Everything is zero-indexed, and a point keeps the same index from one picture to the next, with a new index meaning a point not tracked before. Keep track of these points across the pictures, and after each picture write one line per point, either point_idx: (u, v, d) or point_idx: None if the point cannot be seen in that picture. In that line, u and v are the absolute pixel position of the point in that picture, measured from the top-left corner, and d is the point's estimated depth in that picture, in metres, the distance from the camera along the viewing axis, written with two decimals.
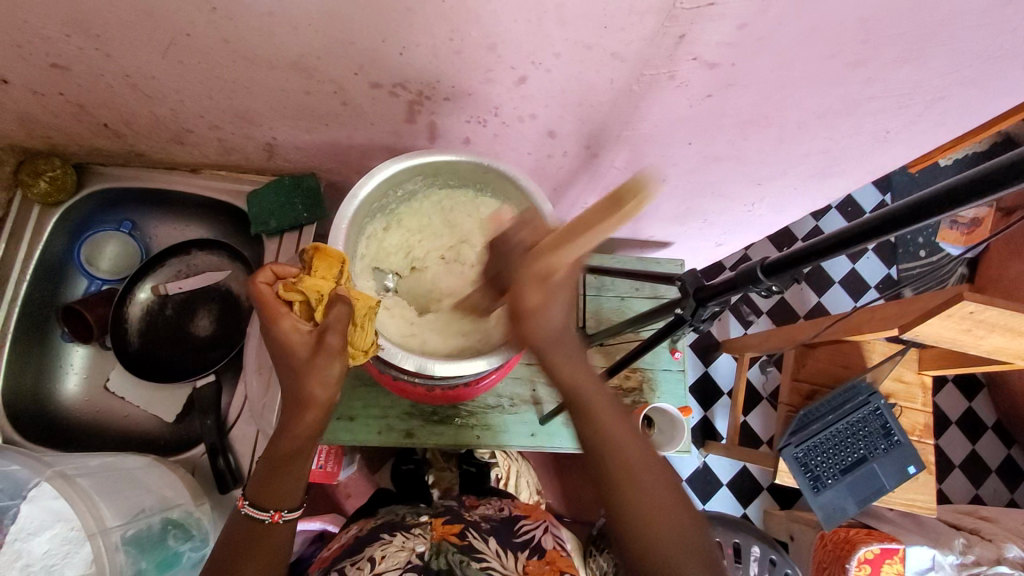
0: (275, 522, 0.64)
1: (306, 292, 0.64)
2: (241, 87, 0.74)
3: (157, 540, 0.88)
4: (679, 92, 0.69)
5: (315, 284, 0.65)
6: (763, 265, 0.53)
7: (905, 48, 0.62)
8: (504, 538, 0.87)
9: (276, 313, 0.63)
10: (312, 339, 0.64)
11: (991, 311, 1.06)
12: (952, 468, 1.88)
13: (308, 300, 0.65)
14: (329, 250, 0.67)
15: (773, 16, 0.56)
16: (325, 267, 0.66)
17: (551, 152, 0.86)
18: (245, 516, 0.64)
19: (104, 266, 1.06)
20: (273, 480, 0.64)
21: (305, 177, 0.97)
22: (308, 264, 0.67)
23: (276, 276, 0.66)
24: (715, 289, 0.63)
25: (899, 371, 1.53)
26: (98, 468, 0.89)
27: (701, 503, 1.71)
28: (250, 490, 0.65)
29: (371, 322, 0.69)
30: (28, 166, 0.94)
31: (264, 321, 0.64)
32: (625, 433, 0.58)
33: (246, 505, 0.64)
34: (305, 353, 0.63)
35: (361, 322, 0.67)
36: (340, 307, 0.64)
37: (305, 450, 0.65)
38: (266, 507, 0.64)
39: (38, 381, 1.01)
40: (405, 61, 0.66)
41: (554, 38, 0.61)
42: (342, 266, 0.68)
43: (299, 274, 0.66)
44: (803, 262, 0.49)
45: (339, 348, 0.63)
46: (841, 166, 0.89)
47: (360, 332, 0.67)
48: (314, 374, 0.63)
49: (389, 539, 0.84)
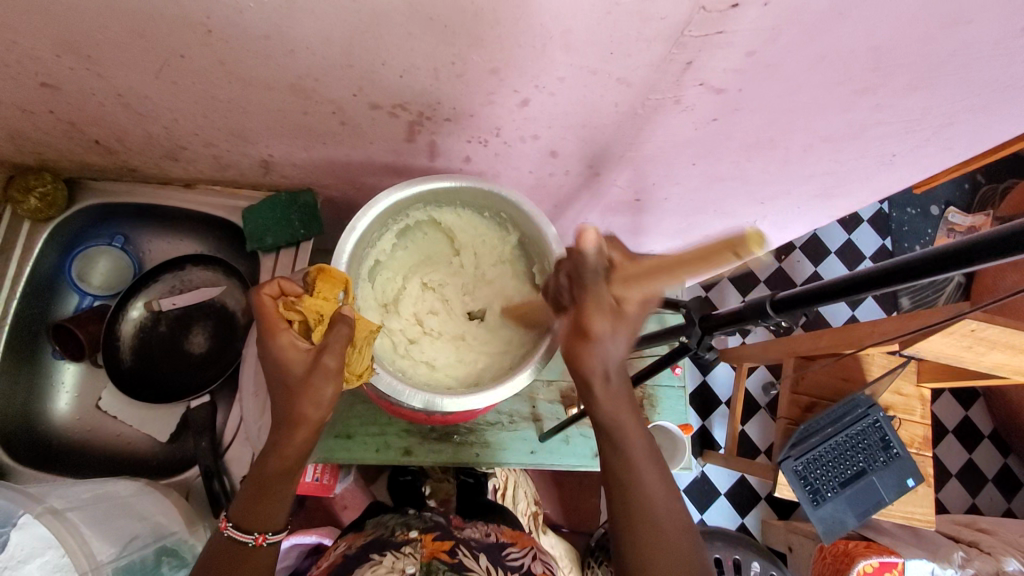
0: (259, 546, 0.61)
1: (308, 309, 0.62)
2: (238, 106, 0.73)
3: (150, 569, 0.86)
4: (685, 116, 0.68)
5: (317, 305, 0.62)
6: (773, 300, 0.53)
7: (914, 76, 0.61)
8: (495, 557, 0.86)
9: (275, 326, 0.60)
10: (309, 357, 0.60)
11: (993, 329, 1.05)
12: (948, 477, 1.88)
13: (307, 320, 0.62)
14: (332, 272, 0.66)
15: (783, 44, 0.55)
16: (330, 288, 0.65)
17: (553, 171, 0.85)
18: (228, 538, 0.61)
19: (96, 281, 1.04)
20: (256, 504, 0.61)
21: (301, 193, 0.96)
22: (311, 285, 0.65)
23: (281, 291, 0.64)
24: (722, 320, 0.61)
25: (897, 383, 1.53)
26: (89, 500, 0.86)
27: (699, 513, 1.71)
28: (233, 511, 0.62)
29: (369, 347, 0.67)
30: (18, 181, 0.92)
31: (261, 333, 0.61)
32: (654, 474, 0.59)
33: (229, 527, 0.61)
34: (299, 371, 0.59)
35: (359, 344, 0.65)
36: (341, 329, 0.60)
37: (296, 469, 0.62)
38: (251, 529, 0.61)
39: (29, 400, 0.99)
40: (407, 83, 0.65)
41: (559, 63, 0.59)
42: (344, 288, 0.67)
43: (302, 292, 0.64)
44: (813, 302, 0.49)
45: (336, 369, 0.59)
46: (846, 186, 0.88)
47: (357, 356, 0.65)
48: (306, 393, 0.58)
49: (378, 560, 0.82)
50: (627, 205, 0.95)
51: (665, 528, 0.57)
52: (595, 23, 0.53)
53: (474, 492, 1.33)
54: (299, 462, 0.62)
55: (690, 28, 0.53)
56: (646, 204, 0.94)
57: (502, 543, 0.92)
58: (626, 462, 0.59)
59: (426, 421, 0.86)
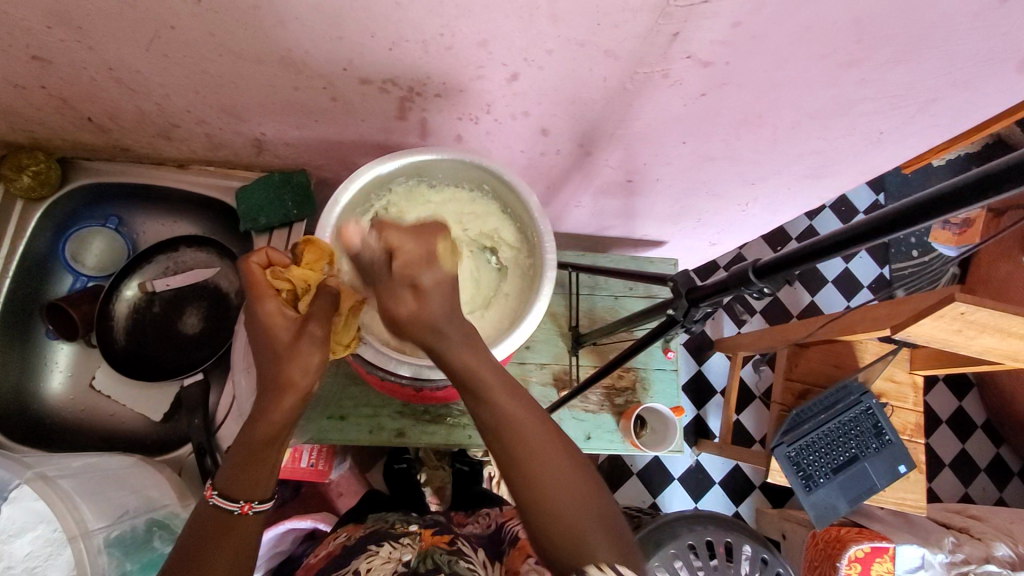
0: (245, 514, 0.61)
1: (295, 278, 0.63)
2: (229, 82, 0.73)
3: (140, 542, 0.86)
4: (674, 91, 0.68)
5: (304, 275, 0.64)
6: (756, 267, 0.53)
7: (898, 49, 0.61)
8: (492, 551, 0.87)
9: (262, 294, 0.61)
10: (295, 325, 0.61)
11: (983, 312, 1.06)
12: (941, 467, 1.89)
13: (295, 290, 0.63)
14: (319, 241, 0.67)
15: (768, 14, 0.55)
16: (317, 259, 0.66)
17: (544, 150, 0.85)
18: (212, 507, 0.61)
19: (89, 262, 1.04)
20: (244, 470, 0.61)
21: (294, 174, 0.96)
22: (298, 256, 0.66)
23: (269, 261, 0.64)
24: (707, 290, 0.62)
25: (890, 370, 1.53)
26: (79, 469, 0.87)
27: (693, 501, 1.71)
28: (217, 480, 0.63)
29: (355, 318, 0.69)
30: (11, 159, 0.93)
31: (249, 301, 0.61)
32: (527, 412, 0.57)
33: (215, 497, 0.61)
34: (286, 338, 0.60)
35: (345, 313, 0.66)
36: (324, 299, 0.62)
37: (278, 440, 0.62)
38: (238, 498, 0.61)
39: (23, 379, 1.00)
40: (397, 57, 0.65)
41: (546, 35, 0.60)
42: (331, 260, 0.68)
43: (289, 262, 0.65)
44: (797, 264, 0.49)
45: (322, 337, 0.60)
46: (836, 166, 0.88)
47: (342, 326, 0.66)
48: (294, 359, 0.59)
49: (375, 551, 0.81)
50: (619, 186, 0.95)
51: (542, 475, 0.54)
52: None
53: (469, 478, 1.33)
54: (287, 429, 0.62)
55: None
56: (638, 185, 0.94)
57: (501, 524, 0.94)
58: (504, 413, 0.56)
59: (417, 398, 0.87)
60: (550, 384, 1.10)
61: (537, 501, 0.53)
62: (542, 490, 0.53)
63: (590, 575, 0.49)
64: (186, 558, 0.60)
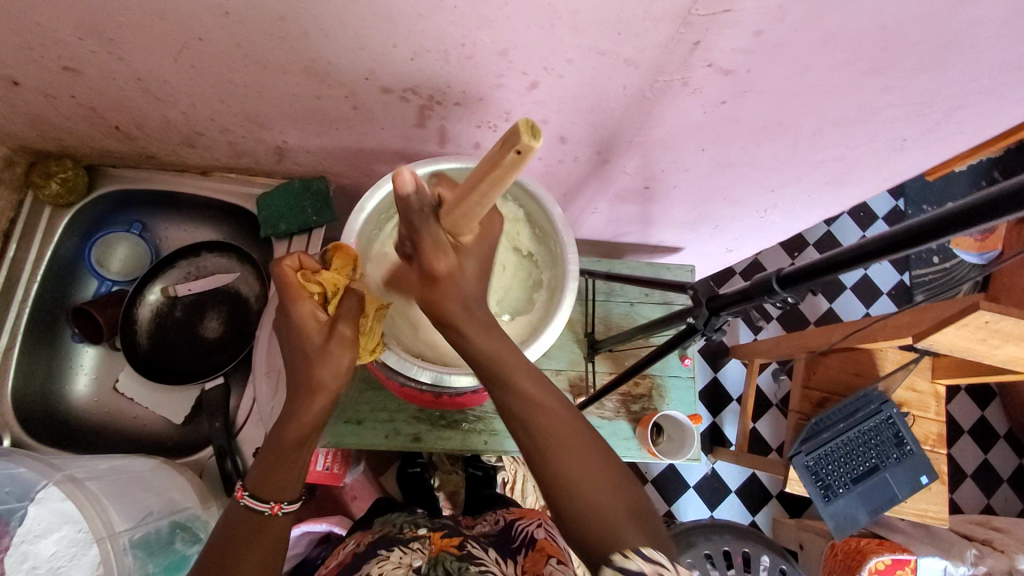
0: (275, 514, 0.62)
1: (326, 281, 0.63)
2: (253, 91, 0.74)
3: (163, 542, 0.88)
4: (694, 98, 0.68)
5: (334, 278, 0.64)
6: (779, 277, 0.53)
7: (923, 56, 0.61)
8: (501, 549, 0.86)
9: (295, 297, 0.61)
10: (325, 329, 0.61)
11: (1008, 321, 1.04)
12: (963, 477, 1.85)
13: (325, 293, 0.64)
14: (346, 247, 0.67)
15: (790, 22, 0.55)
16: (344, 265, 0.66)
17: (562, 158, 0.86)
18: (244, 507, 0.62)
19: (115, 267, 1.07)
20: (271, 473, 0.62)
21: (314, 180, 0.97)
22: (326, 262, 0.67)
23: (301, 264, 0.64)
24: (728, 299, 0.62)
25: (911, 379, 1.50)
26: (108, 471, 0.89)
27: (708, 509, 1.70)
28: (249, 481, 0.63)
29: (380, 322, 0.69)
30: (40, 168, 0.95)
31: (283, 303, 0.62)
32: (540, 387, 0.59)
33: (246, 497, 0.62)
34: (317, 341, 0.60)
35: (371, 317, 0.66)
36: (351, 300, 0.62)
37: (308, 443, 0.63)
38: (267, 499, 0.62)
39: (48, 381, 1.02)
40: (419, 66, 0.66)
41: (566, 44, 0.60)
42: (358, 265, 0.68)
43: (319, 266, 0.65)
44: (820, 275, 0.49)
45: (351, 339, 0.60)
46: (856, 173, 0.87)
47: (370, 330, 0.67)
48: (323, 362, 0.60)
49: (386, 556, 0.82)
50: (636, 193, 0.95)
51: (576, 448, 0.56)
52: (601, 1, 0.53)
53: (482, 483, 1.33)
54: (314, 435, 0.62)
55: (698, 5, 0.53)
56: (655, 191, 0.94)
57: (511, 521, 0.93)
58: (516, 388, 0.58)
59: (434, 403, 0.87)
60: (565, 390, 1.10)
61: (576, 498, 0.54)
62: (564, 470, 0.55)
63: (613, 562, 0.50)
64: (211, 559, 0.60)
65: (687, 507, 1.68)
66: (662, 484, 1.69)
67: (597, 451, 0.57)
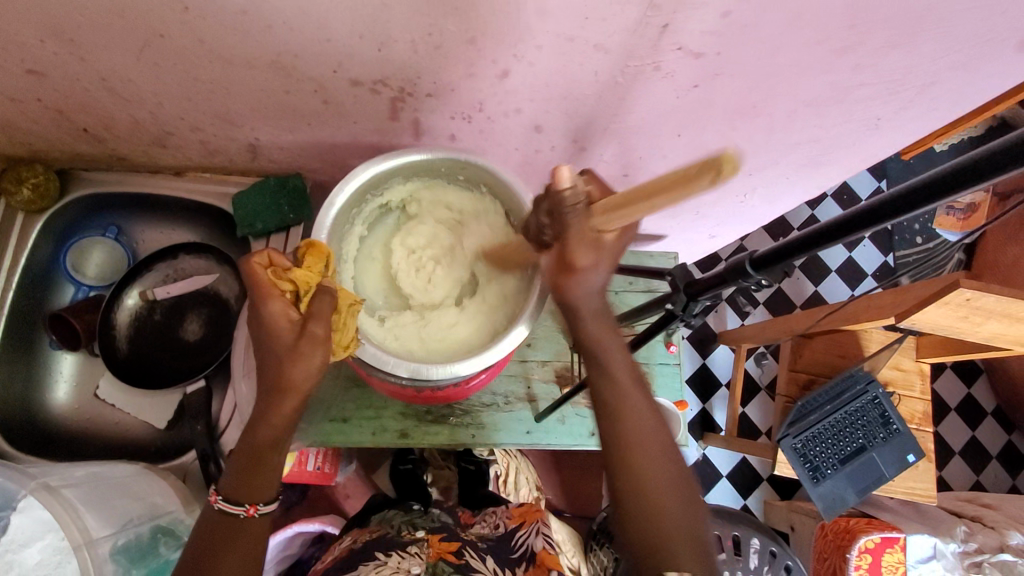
0: (251, 517, 0.62)
1: (296, 279, 0.61)
2: (221, 88, 0.73)
3: (146, 549, 0.87)
4: (666, 83, 0.68)
5: (305, 276, 0.62)
6: (752, 259, 0.53)
7: (891, 33, 0.61)
8: (500, 553, 0.87)
9: (266, 296, 0.60)
10: (298, 328, 0.60)
11: (989, 298, 1.05)
12: (951, 455, 1.88)
13: (297, 291, 0.62)
14: (319, 244, 0.66)
15: (757, 3, 0.55)
16: (317, 261, 0.64)
17: (539, 147, 0.85)
18: (218, 511, 0.62)
19: (91, 272, 1.05)
20: (249, 475, 0.62)
21: (290, 178, 0.96)
22: (299, 260, 0.65)
23: (270, 262, 0.63)
24: (705, 284, 0.62)
25: (896, 358, 1.52)
26: (83, 478, 0.88)
27: (700, 495, 1.71)
28: (222, 485, 0.63)
29: (353, 319, 0.67)
30: (11, 172, 0.93)
31: (253, 303, 0.61)
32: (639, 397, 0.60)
33: (220, 502, 0.62)
34: (288, 340, 0.59)
35: (343, 315, 0.65)
36: (324, 299, 0.61)
37: (282, 443, 0.62)
38: (241, 501, 0.62)
39: (27, 390, 1.00)
40: (388, 56, 0.64)
41: (535, 30, 0.59)
42: (330, 262, 0.67)
43: (290, 264, 0.63)
44: (792, 256, 0.49)
45: (323, 337, 0.59)
46: (833, 154, 0.88)
47: (343, 325, 0.65)
48: (297, 362, 0.58)
49: (383, 561, 0.79)
50: (616, 180, 0.94)
51: (652, 467, 0.57)
52: None
53: (475, 478, 1.33)
54: (287, 435, 0.62)
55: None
56: (635, 179, 0.94)
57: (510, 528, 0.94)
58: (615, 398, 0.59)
59: (415, 398, 0.87)
60: (552, 381, 1.11)
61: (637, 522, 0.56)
62: (645, 509, 0.56)
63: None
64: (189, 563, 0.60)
65: None
66: None
67: (683, 499, 0.56)
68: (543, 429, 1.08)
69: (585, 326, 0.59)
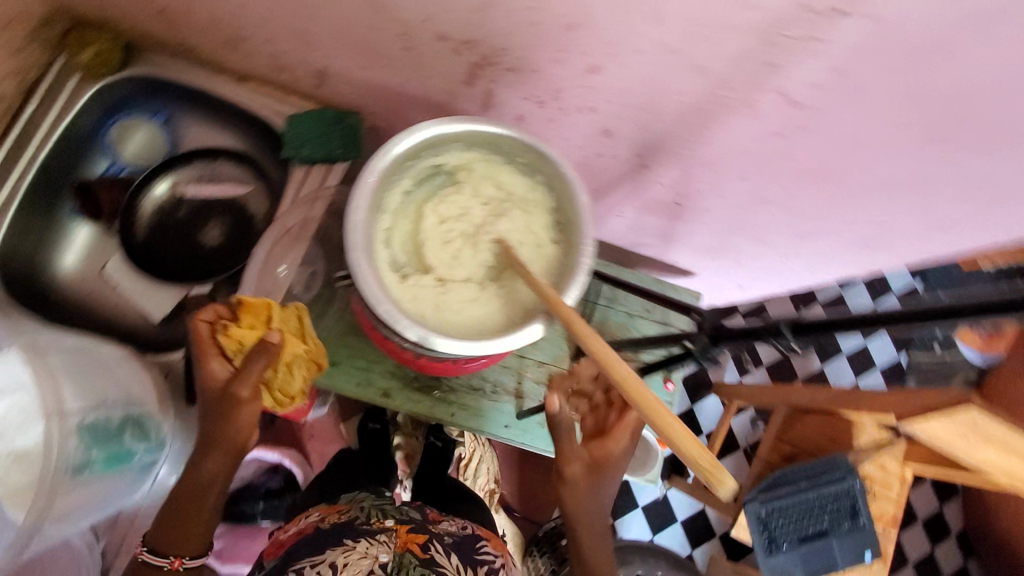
0: (172, 568, 0.79)
1: (234, 338, 0.77)
2: (307, 5, 0.72)
3: (110, 432, 0.89)
4: (750, 122, 0.66)
5: (239, 334, 0.77)
6: (794, 323, 0.54)
7: (990, 138, 0.59)
8: (464, 554, 0.84)
9: (208, 356, 0.76)
10: (230, 372, 0.77)
11: (996, 425, 1.02)
12: (904, 565, 1.86)
13: (231, 347, 0.78)
14: (250, 303, 0.81)
15: (871, 66, 0.53)
16: (252, 317, 0.80)
17: (601, 152, 0.83)
18: (142, 561, 0.79)
19: (129, 151, 1.05)
20: (180, 526, 0.79)
21: (348, 115, 0.95)
22: (233, 312, 0.79)
23: (216, 314, 0.78)
24: (733, 334, 0.62)
25: (881, 458, 1.45)
26: (72, 349, 0.88)
27: (650, 533, 1.70)
28: (148, 538, 0.80)
29: (301, 370, 0.87)
30: (77, 36, 0.93)
31: (195, 354, 0.77)
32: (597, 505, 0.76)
33: (144, 552, 0.79)
34: (218, 398, 0.76)
35: (284, 368, 0.84)
36: (255, 359, 0.74)
37: (207, 491, 0.79)
38: (167, 555, 0.79)
39: (38, 248, 1.00)
40: (483, 20, 0.62)
41: (638, 32, 0.57)
42: (264, 312, 0.81)
43: (234, 319, 0.78)
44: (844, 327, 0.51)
45: (245, 396, 0.75)
46: (887, 240, 0.86)
47: (287, 380, 0.86)
48: (228, 425, 0.76)
49: (351, 547, 0.79)
50: (665, 206, 0.93)
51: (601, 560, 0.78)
52: None
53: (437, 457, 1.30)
54: (218, 479, 0.79)
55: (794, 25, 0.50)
56: (685, 210, 0.92)
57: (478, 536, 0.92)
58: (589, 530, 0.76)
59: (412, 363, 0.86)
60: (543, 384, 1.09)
61: None
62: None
63: None
64: None
65: (630, 524, 1.69)
66: (611, 497, 1.69)
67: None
68: (521, 427, 1.07)
69: (563, 451, 0.74)
